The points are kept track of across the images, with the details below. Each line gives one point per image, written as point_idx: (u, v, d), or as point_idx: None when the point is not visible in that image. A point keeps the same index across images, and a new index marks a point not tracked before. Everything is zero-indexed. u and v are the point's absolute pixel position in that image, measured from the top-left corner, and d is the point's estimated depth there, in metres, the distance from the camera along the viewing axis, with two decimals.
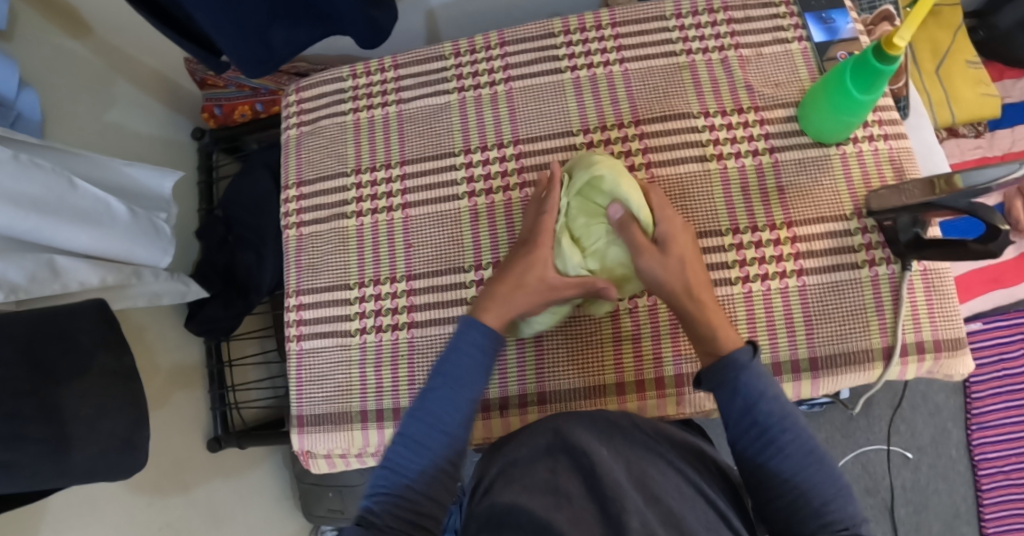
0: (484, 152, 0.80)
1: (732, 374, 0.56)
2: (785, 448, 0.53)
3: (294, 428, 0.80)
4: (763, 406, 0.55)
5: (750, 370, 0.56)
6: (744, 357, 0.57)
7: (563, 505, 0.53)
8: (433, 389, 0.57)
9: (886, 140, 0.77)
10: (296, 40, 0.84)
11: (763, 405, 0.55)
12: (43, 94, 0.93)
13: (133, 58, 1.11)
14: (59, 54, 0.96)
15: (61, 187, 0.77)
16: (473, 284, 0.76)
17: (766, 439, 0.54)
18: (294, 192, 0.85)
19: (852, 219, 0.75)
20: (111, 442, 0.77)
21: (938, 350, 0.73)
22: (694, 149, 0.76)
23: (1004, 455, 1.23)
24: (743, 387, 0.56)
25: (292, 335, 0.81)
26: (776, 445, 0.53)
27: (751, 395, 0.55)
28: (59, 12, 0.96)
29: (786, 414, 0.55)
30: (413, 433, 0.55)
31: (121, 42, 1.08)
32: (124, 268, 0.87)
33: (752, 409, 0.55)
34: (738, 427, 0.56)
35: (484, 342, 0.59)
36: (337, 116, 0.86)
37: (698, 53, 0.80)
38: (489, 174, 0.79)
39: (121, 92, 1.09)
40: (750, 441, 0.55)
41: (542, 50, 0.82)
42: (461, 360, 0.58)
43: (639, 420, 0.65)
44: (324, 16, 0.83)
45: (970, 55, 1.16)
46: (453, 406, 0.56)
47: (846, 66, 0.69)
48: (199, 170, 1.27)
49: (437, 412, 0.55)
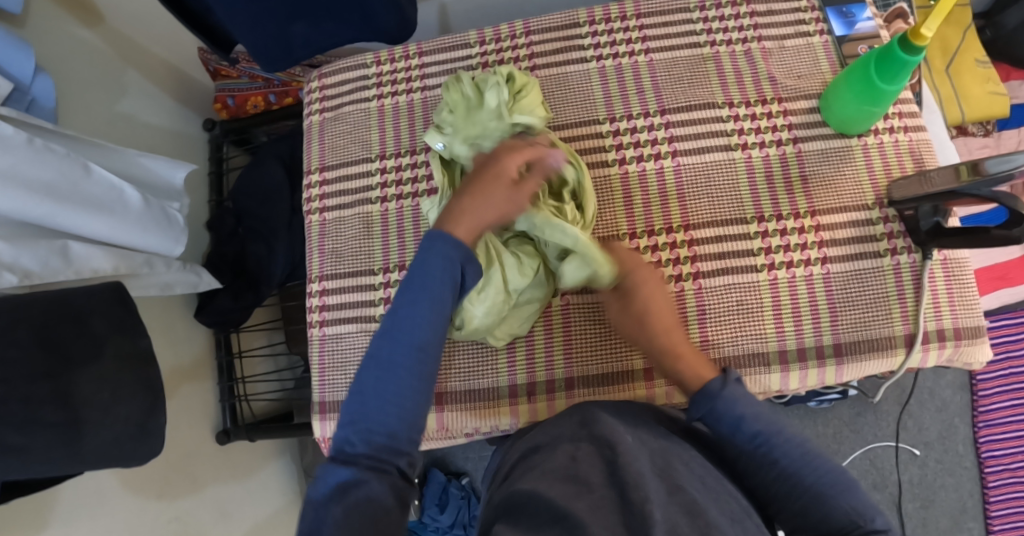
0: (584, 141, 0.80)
1: (707, 403, 0.57)
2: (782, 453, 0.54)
3: (315, 415, 0.80)
4: (748, 418, 0.55)
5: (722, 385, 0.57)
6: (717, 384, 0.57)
7: (584, 494, 0.50)
8: (402, 308, 0.58)
9: (906, 132, 0.78)
10: (316, 42, 0.84)
11: (753, 418, 0.55)
12: (57, 81, 0.92)
13: (144, 48, 1.11)
14: (71, 43, 0.96)
15: (76, 172, 0.77)
16: (381, 287, 0.79)
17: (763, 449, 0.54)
18: (316, 178, 0.85)
19: (874, 209, 0.76)
20: (126, 429, 0.76)
21: (959, 338, 0.74)
22: (719, 139, 0.77)
23: (1010, 452, 1.24)
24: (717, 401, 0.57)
25: (314, 322, 0.81)
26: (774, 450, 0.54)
27: (734, 419, 0.56)
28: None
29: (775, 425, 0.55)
30: (389, 354, 0.56)
31: (131, 31, 1.08)
32: (136, 256, 0.87)
33: (742, 422, 0.55)
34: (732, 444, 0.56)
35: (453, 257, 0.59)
36: (359, 103, 0.86)
37: (721, 45, 0.81)
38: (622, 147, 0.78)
39: (133, 81, 1.09)
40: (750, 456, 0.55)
41: (567, 40, 0.82)
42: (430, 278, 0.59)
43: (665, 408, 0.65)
44: (350, 17, 0.81)
45: (979, 54, 1.17)
46: (427, 327, 0.57)
47: (870, 58, 0.70)
48: (210, 162, 1.26)
49: (414, 334, 0.56)
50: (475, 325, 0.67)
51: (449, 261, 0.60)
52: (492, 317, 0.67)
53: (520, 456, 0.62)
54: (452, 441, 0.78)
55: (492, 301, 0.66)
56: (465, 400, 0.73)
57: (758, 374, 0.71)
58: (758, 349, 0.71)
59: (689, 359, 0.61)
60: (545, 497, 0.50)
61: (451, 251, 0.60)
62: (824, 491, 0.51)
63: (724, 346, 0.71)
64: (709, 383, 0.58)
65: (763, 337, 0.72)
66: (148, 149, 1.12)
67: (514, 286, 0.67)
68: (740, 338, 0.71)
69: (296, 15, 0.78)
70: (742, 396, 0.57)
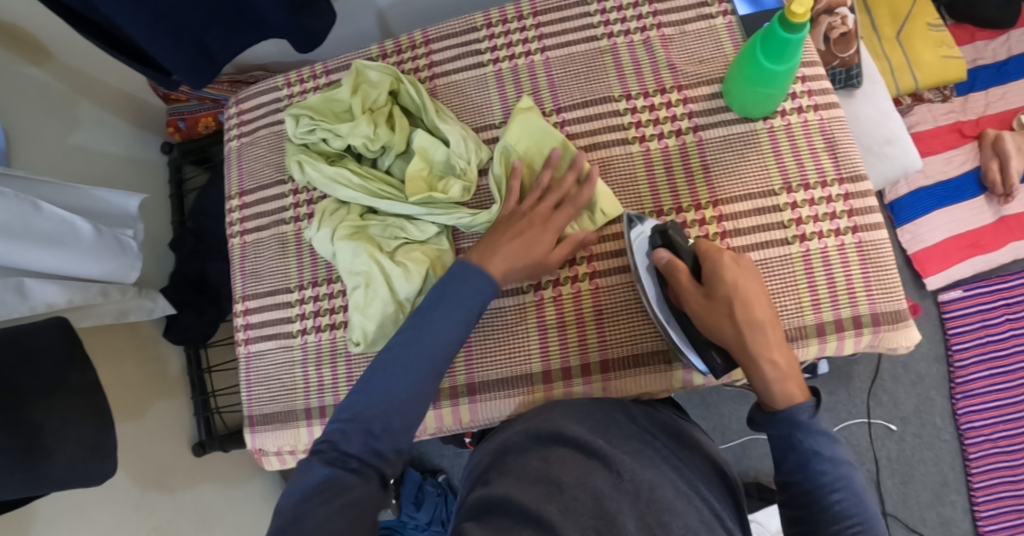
0: None
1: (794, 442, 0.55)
2: (852, 518, 0.52)
3: (245, 428, 0.82)
4: (840, 467, 0.54)
5: (812, 427, 0.55)
6: (805, 414, 0.55)
7: (555, 496, 0.53)
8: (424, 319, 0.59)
9: (815, 111, 0.75)
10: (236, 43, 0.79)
11: (837, 465, 0.54)
12: (5, 120, 0.87)
13: (99, 78, 1.05)
14: (16, 82, 0.89)
15: (26, 211, 0.73)
16: (296, 304, 0.81)
17: (823, 490, 0.53)
18: (237, 202, 0.88)
19: (781, 194, 0.73)
20: (77, 450, 0.69)
21: (877, 323, 0.71)
22: (616, 133, 0.77)
23: (990, 422, 1.18)
24: (806, 441, 0.55)
25: (240, 339, 0.84)
26: (836, 493, 0.53)
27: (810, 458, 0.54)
28: (18, 38, 0.89)
29: (850, 469, 0.54)
30: (399, 360, 0.56)
31: (82, 64, 1.02)
32: (91, 286, 0.82)
33: (825, 456, 0.54)
34: (799, 470, 0.55)
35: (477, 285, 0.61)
36: (272, 125, 0.87)
37: (619, 36, 0.80)
38: None
39: (86, 113, 1.03)
40: (837, 501, 0.53)
41: (465, 45, 0.83)
42: (456, 298, 0.60)
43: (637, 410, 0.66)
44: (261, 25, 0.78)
45: (932, 17, 1.13)
46: (445, 347, 0.58)
47: (757, 40, 0.67)
48: (169, 185, 1.21)
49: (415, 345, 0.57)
50: (371, 336, 0.72)
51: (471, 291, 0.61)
52: (384, 327, 0.72)
53: (491, 459, 0.61)
54: None
55: (383, 313, 0.72)
56: None
57: (660, 371, 0.72)
58: (658, 347, 0.72)
59: (782, 379, 0.57)
60: (518, 501, 0.52)
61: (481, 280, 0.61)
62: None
63: (622, 345, 0.73)
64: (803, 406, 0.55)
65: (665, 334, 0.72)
66: (107, 180, 1.06)
67: (402, 296, 0.72)
68: (639, 337, 0.72)
69: (212, 24, 0.73)
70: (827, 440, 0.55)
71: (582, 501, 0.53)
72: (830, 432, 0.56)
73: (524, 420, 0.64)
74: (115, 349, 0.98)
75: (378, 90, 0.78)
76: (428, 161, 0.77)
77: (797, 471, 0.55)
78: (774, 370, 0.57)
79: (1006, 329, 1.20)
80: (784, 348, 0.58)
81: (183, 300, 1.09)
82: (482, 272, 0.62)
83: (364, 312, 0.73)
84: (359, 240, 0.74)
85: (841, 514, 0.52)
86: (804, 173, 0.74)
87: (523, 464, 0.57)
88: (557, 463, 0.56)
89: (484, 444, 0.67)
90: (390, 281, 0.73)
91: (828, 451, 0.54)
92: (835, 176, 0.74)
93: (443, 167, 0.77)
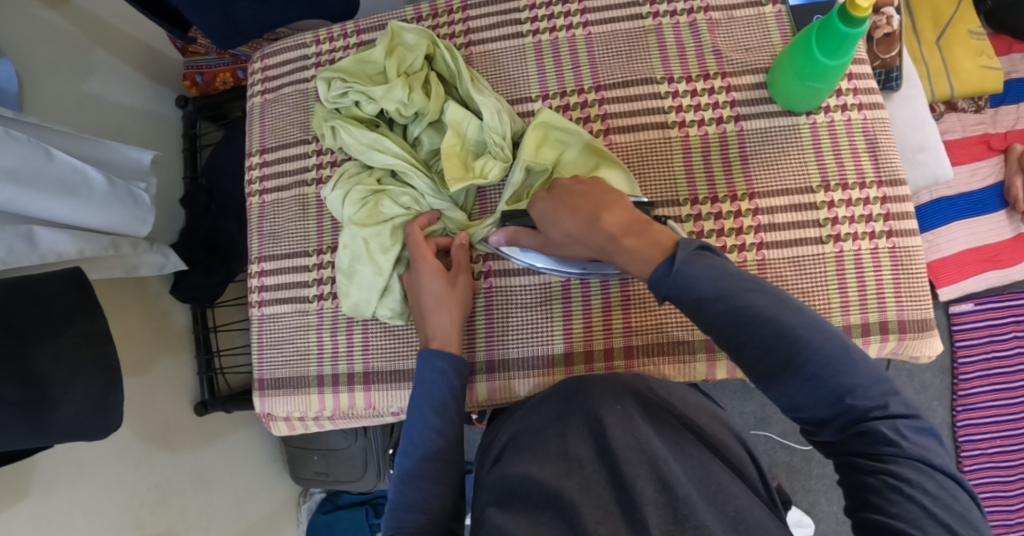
0: (566, 109, 0.77)
1: (684, 296, 0.50)
2: (777, 344, 0.47)
3: (254, 391, 0.81)
4: (736, 293, 0.48)
5: (681, 275, 0.50)
6: (665, 271, 0.51)
7: (574, 471, 0.51)
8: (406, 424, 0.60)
9: (860, 110, 0.74)
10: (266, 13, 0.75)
11: (735, 300, 0.48)
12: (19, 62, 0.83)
13: (114, 26, 1.02)
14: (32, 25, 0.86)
15: (38, 157, 0.70)
16: (313, 269, 0.79)
17: (737, 325, 0.48)
18: (257, 160, 0.85)
19: (819, 192, 0.72)
20: (84, 403, 0.67)
21: (903, 331, 0.70)
22: (655, 116, 0.75)
23: (989, 436, 1.18)
24: (689, 292, 0.50)
25: (253, 301, 0.82)
26: (753, 325, 0.48)
27: (739, 318, 0.48)
28: None
29: (754, 284, 0.49)
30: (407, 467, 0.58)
31: (96, 10, 0.98)
32: (102, 238, 0.80)
33: (727, 295, 0.49)
34: (700, 317, 0.50)
35: (444, 367, 0.63)
36: (298, 84, 0.85)
37: (664, 16, 0.78)
38: (567, 106, 0.77)
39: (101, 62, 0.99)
40: (758, 338, 0.47)
41: (504, 14, 0.80)
42: (424, 388, 0.62)
43: (653, 383, 0.64)
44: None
45: (973, 25, 1.11)
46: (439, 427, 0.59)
47: (812, 30, 0.65)
48: (184, 139, 1.17)
49: (432, 392, 0.61)
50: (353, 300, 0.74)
51: (441, 373, 0.62)
52: (367, 292, 0.73)
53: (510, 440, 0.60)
54: (381, 419, 0.80)
55: (365, 279, 0.73)
56: (390, 380, 0.76)
57: (683, 361, 0.71)
58: (683, 338, 0.71)
59: (650, 248, 0.55)
60: (537, 478, 0.51)
61: (442, 361, 0.63)
62: (832, 385, 0.45)
63: (648, 333, 0.72)
64: (657, 268, 0.52)
65: (690, 326, 0.71)
66: (122, 132, 1.03)
67: (382, 259, 0.72)
68: (665, 326, 0.71)
69: None
70: (705, 266, 0.50)
71: (601, 478, 0.51)
72: (710, 259, 0.51)
73: (545, 400, 0.63)
74: (122, 303, 0.96)
75: (414, 54, 0.75)
76: (461, 136, 0.74)
77: (697, 318, 0.50)
78: (631, 251, 0.56)
79: (1014, 345, 1.19)
80: (637, 223, 0.58)
81: (193, 257, 1.06)
82: (442, 355, 0.63)
83: (348, 278, 0.74)
84: (367, 210, 0.74)
85: (767, 347, 0.47)
86: (842, 172, 0.72)
87: (541, 442, 0.56)
88: (576, 441, 0.55)
89: (502, 425, 0.65)
90: (372, 246, 0.73)
91: (715, 290, 0.49)
92: (874, 177, 0.72)
93: (476, 142, 0.74)
